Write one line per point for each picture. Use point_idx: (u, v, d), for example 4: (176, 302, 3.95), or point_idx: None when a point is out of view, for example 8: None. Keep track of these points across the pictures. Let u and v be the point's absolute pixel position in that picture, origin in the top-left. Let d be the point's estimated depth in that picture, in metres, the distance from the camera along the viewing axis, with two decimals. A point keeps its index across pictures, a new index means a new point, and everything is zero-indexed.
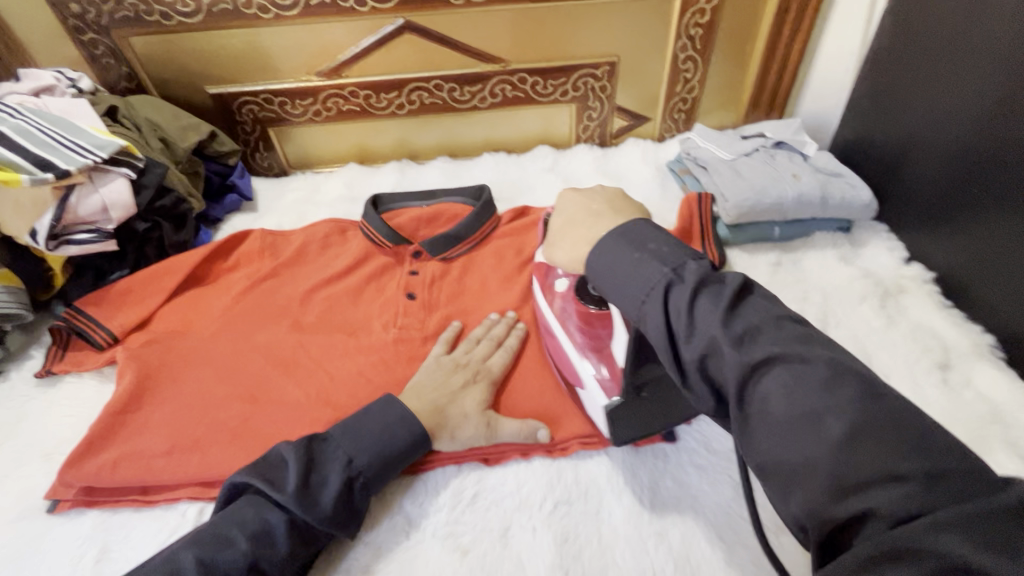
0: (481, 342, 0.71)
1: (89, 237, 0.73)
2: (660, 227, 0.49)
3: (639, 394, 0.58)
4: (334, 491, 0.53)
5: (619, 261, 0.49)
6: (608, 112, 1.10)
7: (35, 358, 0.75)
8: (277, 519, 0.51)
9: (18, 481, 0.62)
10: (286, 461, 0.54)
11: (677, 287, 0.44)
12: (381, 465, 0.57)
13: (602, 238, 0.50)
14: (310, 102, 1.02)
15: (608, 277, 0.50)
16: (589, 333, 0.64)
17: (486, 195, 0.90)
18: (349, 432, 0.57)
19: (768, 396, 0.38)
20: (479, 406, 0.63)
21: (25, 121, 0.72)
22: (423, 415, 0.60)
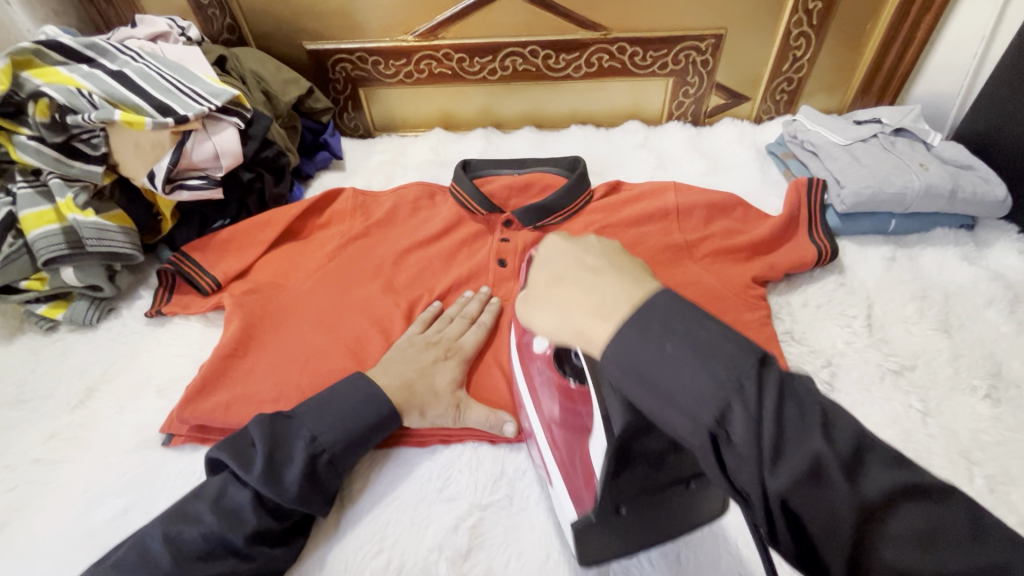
0: (454, 320, 0.70)
1: (200, 184, 0.74)
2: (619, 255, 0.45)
3: (617, 510, 0.45)
4: (298, 470, 0.52)
5: (644, 358, 0.35)
6: (706, 89, 1.05)
7: (143, 298, 0.78)
8: (245, 498, 0.50)
9: (134, 414, 0.65)
10: (254, 439, 0.53)
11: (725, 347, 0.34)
12: (346, 444, 0.55)
13: (573, 270, 0.44)
14: (402, 63, 1.01)
15: (637, 375, 0.35)
16: (567, 406, 0.54)
17: (581, 167, 0.87)
18: (315, 410, 0.56)
19: (778, 463, 0.32)
20: (449, 386, 0.62)
21: (147, 65, 0.73)
22: (393, 392, 0.60)
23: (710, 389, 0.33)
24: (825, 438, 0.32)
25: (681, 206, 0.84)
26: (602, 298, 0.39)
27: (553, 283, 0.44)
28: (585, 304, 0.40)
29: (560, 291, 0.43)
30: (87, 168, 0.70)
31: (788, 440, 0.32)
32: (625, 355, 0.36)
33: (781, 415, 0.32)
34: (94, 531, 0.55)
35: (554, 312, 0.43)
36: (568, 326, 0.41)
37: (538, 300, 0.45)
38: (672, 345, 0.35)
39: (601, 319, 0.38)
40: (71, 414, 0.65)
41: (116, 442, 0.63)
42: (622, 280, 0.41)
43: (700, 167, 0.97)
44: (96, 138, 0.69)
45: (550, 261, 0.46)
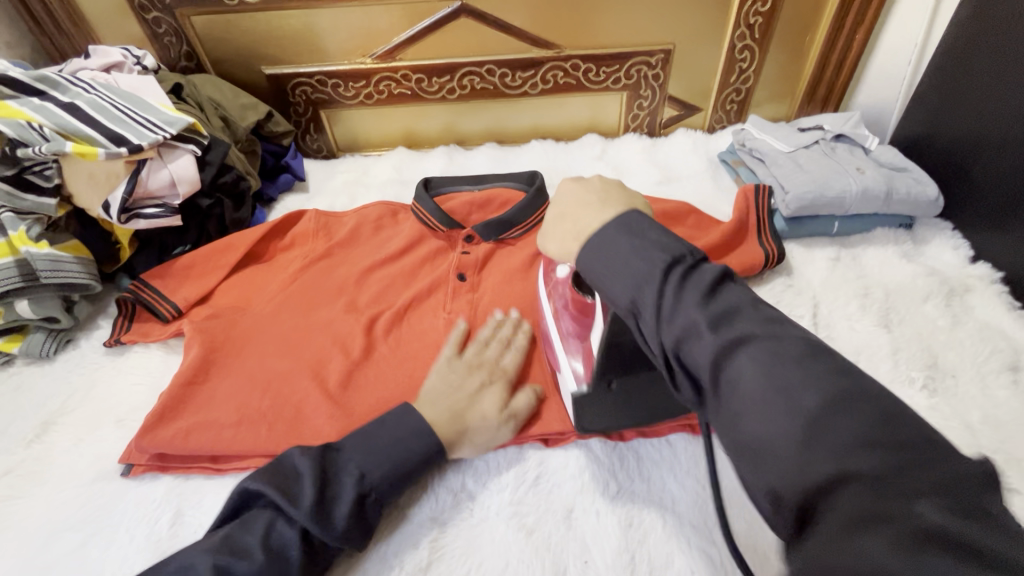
0: (490, 343, 0.69)
1: (157, 212, 0.74)
2: (612, 191, 0.55)
3: (609, 385, 0.58)
4: (348, 507, 0.51)
5: (620, 254, 0.45)
6: (659, 101, 1.09)
7: (103, 328, 0.77)
8: (292, 535, 0.50)
9: (93, 445, 0.64)
10: (300, 473, 0.52)
11: (693, 304, 0.40)
12: (395, 481, 0.55)
13: (574, 203, 0.54)
14: (362, 85, 1.03)
15: (596, 278, 0.47)
16: (579, 322, 0.62)
17: (539, 181, 0.89)
18: (364, 445, 0.55)
19: (726, 382, 0.37)
20: (498, 411, 0.61)
21: (99, 96, 0.74)
22: (441, 426, 0.58)
23: (671, 319, 0.40)
24: (754, 369, 0.36)
25: None
26: (582, 225, 0.50)
27: (557, 217, 0.55)
28: (572, 231, 0.51)
29: (559, 226, 0.54)
30: (40, 201, 0.70)
31: (743, 372, 0.36)
32: (599, 251, 0.46)
33: (734, 343, 0.37)
34: (48, 566, 0.54)
35: (558, 241, 0.54)
36: (561, 249, 0.53)
37: (552, 232, 0.55)
38: (652, 296, 0.42)
39: (573, 240, 0.51)
40: (26, 448, 0.65)
41: (74, 475, 0.62)
42: (603, 206, 0.51)
43: (655, 176, 1.01)
44: (49, 169, 0.70)
45: (563, 201, 0.56)
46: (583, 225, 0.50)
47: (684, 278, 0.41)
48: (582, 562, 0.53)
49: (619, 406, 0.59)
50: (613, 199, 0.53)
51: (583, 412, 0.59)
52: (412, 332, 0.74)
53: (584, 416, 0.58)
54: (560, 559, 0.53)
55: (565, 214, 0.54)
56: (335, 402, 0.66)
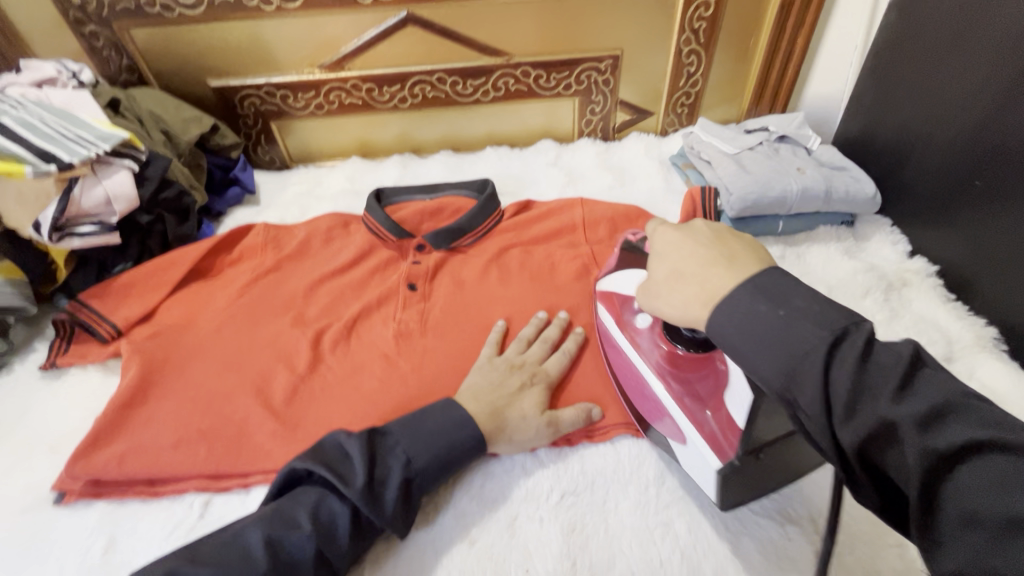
0: (532, 344, 0.69)
1: (93, 230, 0.73)
2: (730, 240, 0.50)
3: (757, 455, 0.49)
4: (396, 490, 0.52)
5: (748, 313, 0.42)
6: (611, 106, 1.10)
7: (39, 352, 0.75)
8: (343, 511, 0.50)
9: (25, 473, 0.62)
10: (351, 454, 0.52)
11: (811, 337, 0.39)
12: (439, 467, 0.55)
13: (692, 262, 0.49)
14: (312, 95, 1.02)
15: (726, 337, 0.44)
16: (677, 377, 0.56)
17: (490, 188, 0.90)
18: (410, 430, 0.56)
19: (863, 417, 0.36)
20: (539, 412, 0.61)
21: (28, 113, 0.72)
22: (481, 418, 0.59)
23: (791, 354, 0.39)
24: (898, 403, 0.36)
25: (587, 220, 0.88)
26: (711, 285, 0.46)
27: (675, 278, 0.49)
28: (699, 293, 0.47)
29: (683, 285, 0.48)
30: None
31: (861, 396, 0.37)
32: (726, 312, 0.44)
33: (857, 372, 0.37)
34: None
35: (681, 301, 0.48)
36: (687, 317, 0.47)
37: (664, 292, 0.50)
38: (771, 322, 0.41)
39: (699, 304, 0.46)
40: None
41: (4, 505, 0.60)
42: (730, 266, 0.46)
43: (608, 180, 1.02)
44: None
45: (666, 252, 0.53)
46: (715, 287, 0.45)
47: (802, 313, 0.41)
48: (523, 570, 0.53)
49: (758, 483, 0.50)
50: (742, 254, 0.48)
51: (724, 488, 0.50)
52: (361, 344, 0.73)
53: (725, 488, 0.50)
54: (502, 568, 0.53)
55: (686, 273, 0.49)
56: (279, 418, 0.65)
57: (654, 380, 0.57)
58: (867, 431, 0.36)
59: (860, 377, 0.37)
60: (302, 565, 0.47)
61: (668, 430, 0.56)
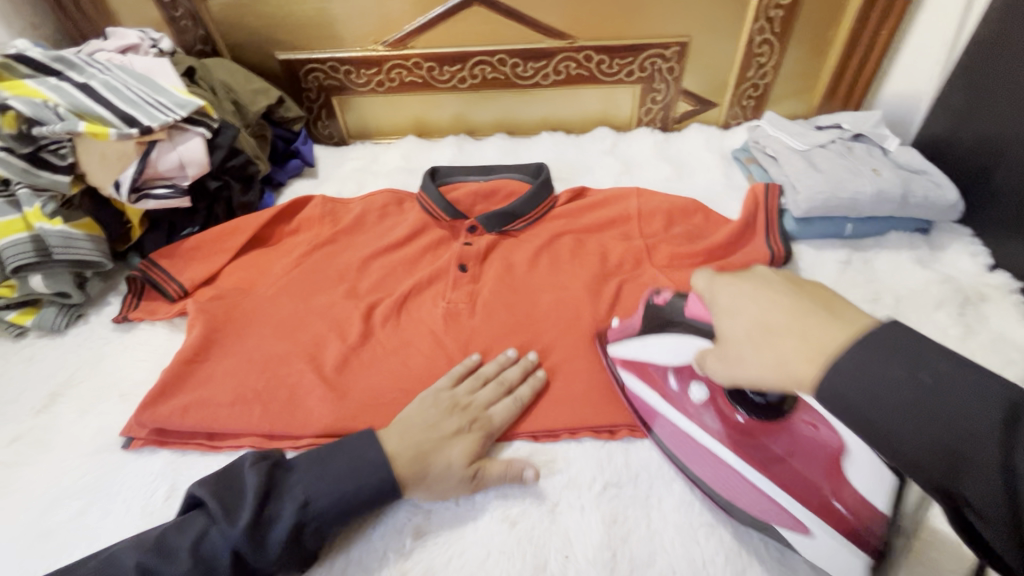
0: (488, 383, 0.64)
1: (167, 192, 0.76)
2: (803, 286, 0.46)
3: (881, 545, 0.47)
4: (282, 534, 0.50)
5: (863, 373, 0.36)
6: (673, 95, 1.06)
7: (112, 305, 0.79)
8: (224, 549, 0.49)
9: (97, 417, 0.66)
10: (244, 488, 0.52)
11: (895, 373, 0.35)
12: (339, 514, 0.52)
13: (778, 316, 0.44)
14: (374, 72, 1.03)
15: (834, 395, 0.37)
16: (750, 447, 0.54)
17: (545, 173, 0.89)
18: (315, 467, 0.54)
19: (996, 476, 0.32)
20: (465, 465, 0.56)
21: (113, 78, 0.75)
22: (400, 462, 0.55)
23: (867, 394, 0.36)
24: (969, 420, 0.33)
25: (642, 211, 0.86)
26: (811, 342, 0.40)
27: (764, 335, 0.43)
28: (800, 350, 0.40)
29: (773, 342, 0.42)
30: (54, 178, 0.71)
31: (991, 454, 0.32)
32: (829, 368, 0.38)
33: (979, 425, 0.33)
34: (51, 531, 0.56)
35: (773, 364, 0.42)
36: (786, 378, 0.41)
37: (741, 357, 0.45)
38: (849, 367, 0.37)
39: (804, 363, 0.40)
40: (35, 417, 0.66)
41: (78, 445, 0.64)
42: (833, 323, 0.41)
43: (665, 172, 0.99)
44: (64, 149, 0.70)
45: (738, 309, 0.47)
46: (820, 341, 0.40)
47: (875, 348, 0.37)
48: (562, 556, 0.53)
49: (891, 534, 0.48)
50: (831, 303, 0.43)
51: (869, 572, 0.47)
52: (411, 321, 0.74)
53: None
54: (541, 551, 0.53)
55: (776, 330, 0.43)
56: (330, 386, 0.67)
57: (740, 465, 0.53)
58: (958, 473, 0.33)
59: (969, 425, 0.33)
60: None
61: (776, 518, 0.50)
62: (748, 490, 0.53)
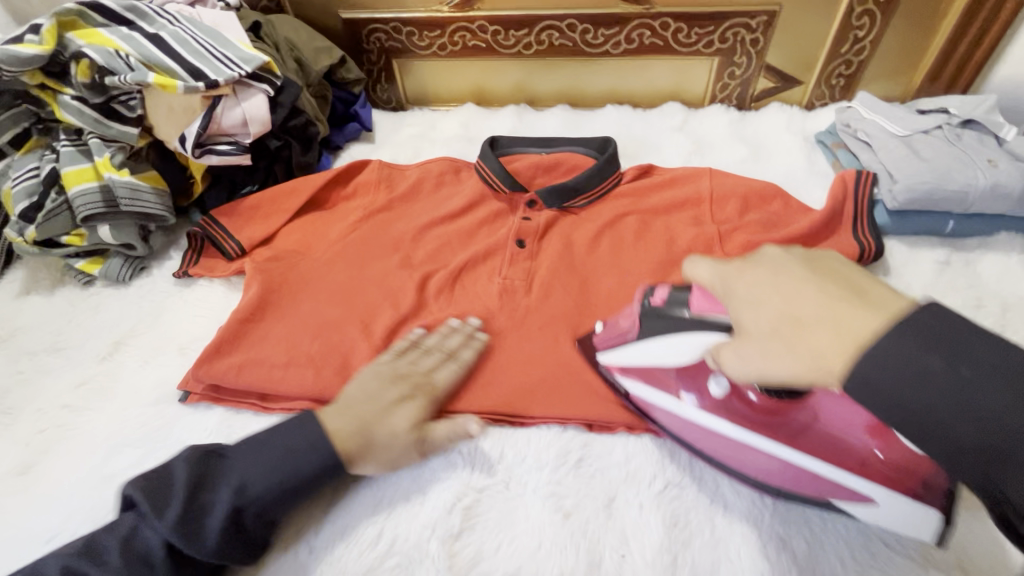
0: (430, 353, 0.63)
1: (229, 149, 0.75)
2: (822, 263, 0.43)
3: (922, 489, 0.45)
4: (218, 520, 0.48)
5: (890, 355, 0.34)
6: (755, 70, 0.98)
7: (173, 260, 0.80)
8: (157, 541, 0.47)
9: (156, 369, 0.67)
10: (175, 479, 0.50)
11: (931, 363, 0.33)
12: (278, 493, 0.51)
13: (804, 303, 0.40)
14: (437, 34, 0.99)
15: (865, 386, 0.35)
16: (780, 429, 0.50)
17: (612, 148, 0.84)
18: (248, 454, 0.52)
19: None
20: (410, 428, 0.55)
21: (182, 29, 0.75)
22: (344, 438, 0.53)
23: (993, 415, 0.31)
24: None
25: (715, 194, 0.80)
26: (843, 326, 0.37)
27: (794, 328, 0.39)
28: (832, 340, 0.37)
29: (804, 336, 0.38)
30: (124, 129, 0.72)
31: None
32: (863, 356, 0.35)
33: None
34: (112, 477, 0.58)
35: (802, 361, 0.38)
36: (821, 373, 0.37)
37: (768, 357, 0.40)
38: (921, 365, 0.33)
39: (840, 355, 0.36)
40: (99, 363, 0.68)
41: (138, 396, 0.65)
42: (866, 309, 0.37)
43: (740, 154, 0.91)
44: (133, 100, 0.71)
45: (759, 299, 0.43)
46: (850, 329, 0.37)
47: (991, 369, 0.32)
48: (618, 554, 0.50)
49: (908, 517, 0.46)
50: (860, 287, 0.40)
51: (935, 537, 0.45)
52: (465, 295, 0.72)
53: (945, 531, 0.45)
54: (596, 546, 0.50)
55: (807, 321, 0.39)
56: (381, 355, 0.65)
57: (763, 440, 0.50)
58: None
59: None
60: None
61: (835, 494, 0.48)
62: (804, 478, 0.49)
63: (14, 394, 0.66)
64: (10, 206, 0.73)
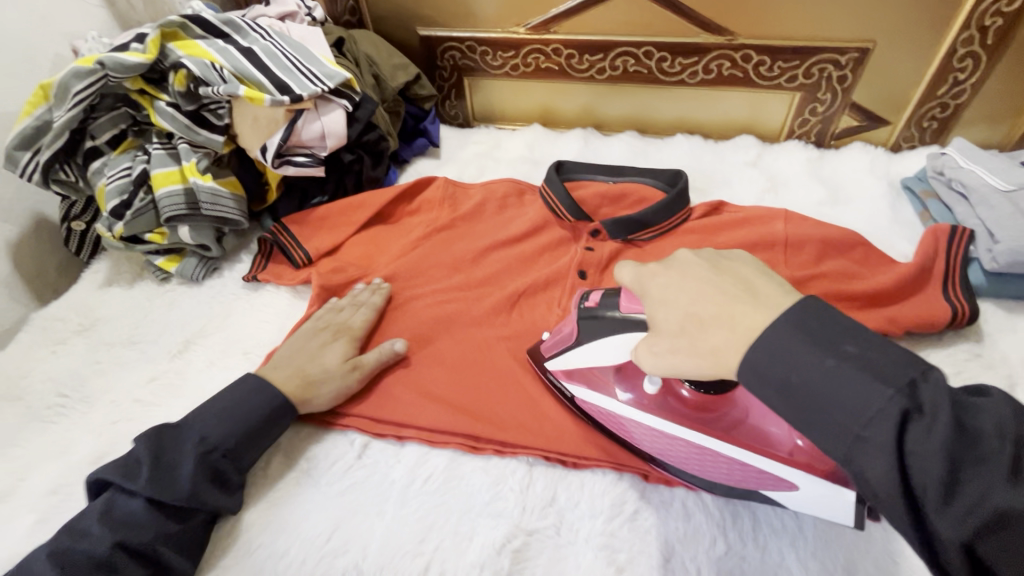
0: (351, 307, 0.71)
1: (305, 161, 0.77)
2: (726, 266, 0.46)
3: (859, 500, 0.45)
4: (190, 467, 0.54)
5: (795, 364, 0.38)
6: (839, 107, 0.93)
7: (244, 263, 0.83)
8: (137, 505, 0.51)
9: (221, 371, 0.69)
10: (137, 456, 0.53)
11: (865, 392, 0.35)
12: (242, 436, 0.57)
13: (704, 298, 0.44)
14: (511, 55, 0.99)
15: (783, 387, 0.39)
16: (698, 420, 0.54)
17: (683, 181, 0.81)
18: (203, 413, 0.58)
19: (979, 508, 0.33)
20: (340, 362, 0.64)
21: (273, 44, 0.77)
22: (290, 389, 0.61)
23: (929, 461, 0.33)
24: (1012, 486, 0.32)
25: (791, 238, 0.76)
26: (736, 323, 0.41)
27: (699, 323, 0.43)
28: (733, 336, 0.41)
29: (705, 333, 0.42)
30: (210, 136, 0.75)
31: (969, 481, 0.33)
32: (763, 344, 0.39)
33: (965, 449, 0.34)
34: None
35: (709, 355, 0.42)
36: (722, 367, 0.42)
37: (676, 350, 0.45)
38: (809, 367, 0.37)
39: (734, 352, 0.41)
40: (170, 360, 0.71)
41: (204, 397, 0.67)
42: (758, 304, 0.41)
43: (818, 195, 0.87)
44: (222, 109, 0.75)
45: (667, 296, 0.46)
46: (739, 323, 0.41)
47: (879, 369, 0.36)
48: None
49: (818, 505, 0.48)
50: (752, 281, 0.44)
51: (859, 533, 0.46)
52: (521, 321, 0.72)
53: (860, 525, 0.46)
54: None
55: (705, 317, 0.43)
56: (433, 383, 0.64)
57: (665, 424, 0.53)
58: (978, 517, 0.33)
59: (935, 435, 0.34)
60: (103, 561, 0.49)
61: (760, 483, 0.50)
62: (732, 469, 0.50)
63: (92, 382, 0.69)
64: (102, 202, 0.77)
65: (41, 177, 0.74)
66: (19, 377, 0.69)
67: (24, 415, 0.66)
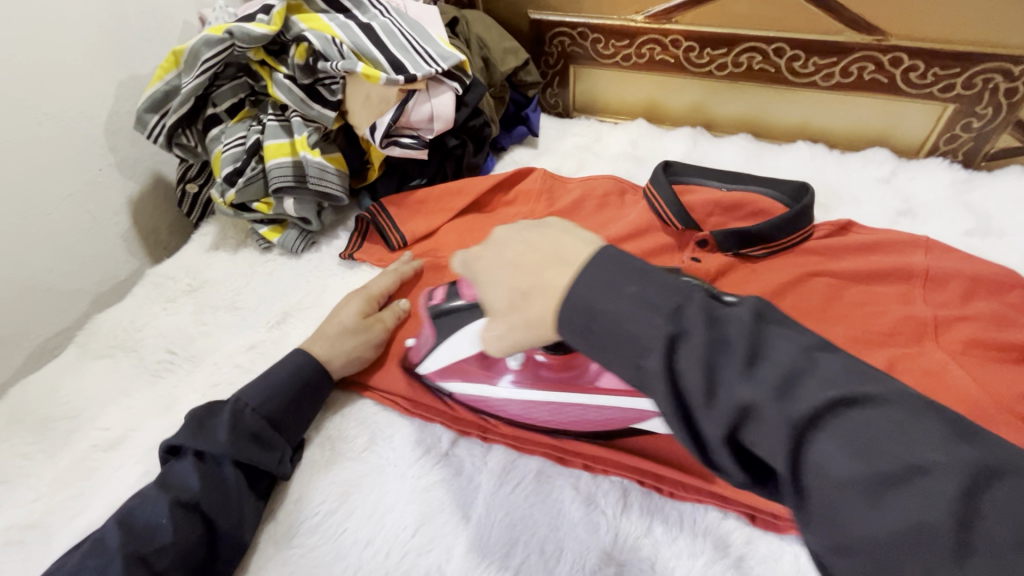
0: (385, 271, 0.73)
1: (411, 143, 0.76)
2: (549, 234, 0.46)
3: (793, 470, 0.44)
4: (228, 420, 0.56)
5: (619, 317, 0.36)
6: (999, 124, 0.81)
7: (341, 239, 0.84)
8: (187, 467, 0.53)
9: None
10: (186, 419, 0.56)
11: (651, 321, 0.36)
12: (287, 407, 0.59)
13: (531, 266, 0.43)
14: (624, 44, 0.94)
15: (610, 335, 0.37)
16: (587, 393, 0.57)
17: (807, 198, 0.73)
18: (255, 380, 0.60)
19: (722, 403, 0.33)
20: (358, 317, 0.66)
21: (392, 21, 0.76)
22: (331, 363, 0.62)
23: (718, 370, 0.33)
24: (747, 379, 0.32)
25: (933, 272, 0.67)
26: (547, 285, 0.41)
27: (518, 292, 0.43)
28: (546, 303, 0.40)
29: (531, 304, 0.42)
30: (323, 111, 0.75)
31: (718, 377, 0.33)
32: (577, 294, 0.38)
33: (710, 353, 0.34)
34: None
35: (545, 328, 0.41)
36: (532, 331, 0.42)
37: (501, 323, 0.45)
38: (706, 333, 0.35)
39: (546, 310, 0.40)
40: (268, 330, 0.72)
41: None
42: (564, 261, 0.41)
43: (964, 224, 0.77)
44: (336, 84, 0.74)
45: (495, 275, 0.46)
46: (552, 286, 0.40)
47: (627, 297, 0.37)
48: None
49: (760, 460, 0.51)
50: (562, 239, 0.44)
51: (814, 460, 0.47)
52: None
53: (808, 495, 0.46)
54: None
55: (528, 287, 0.42)
56: None
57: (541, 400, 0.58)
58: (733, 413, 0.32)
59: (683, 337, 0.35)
60: (156, 523, 0.49)
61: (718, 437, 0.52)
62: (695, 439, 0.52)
63: (198, 343, 0.72)
64: (218, 167, 0.79)
65: (165, 140, 0.77)
66: (134, 329, 0.73)
67: (136, 366, 0.70)
